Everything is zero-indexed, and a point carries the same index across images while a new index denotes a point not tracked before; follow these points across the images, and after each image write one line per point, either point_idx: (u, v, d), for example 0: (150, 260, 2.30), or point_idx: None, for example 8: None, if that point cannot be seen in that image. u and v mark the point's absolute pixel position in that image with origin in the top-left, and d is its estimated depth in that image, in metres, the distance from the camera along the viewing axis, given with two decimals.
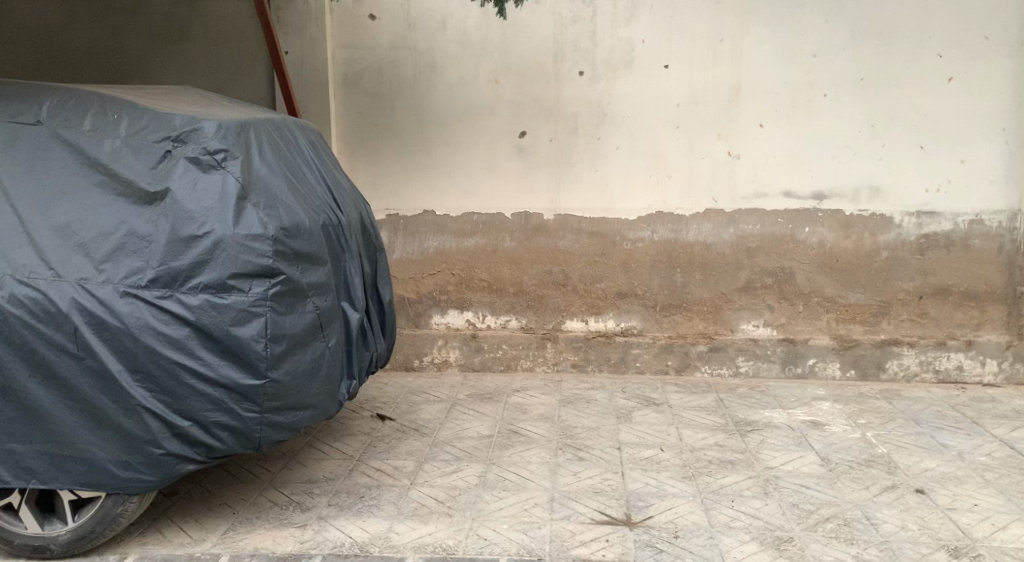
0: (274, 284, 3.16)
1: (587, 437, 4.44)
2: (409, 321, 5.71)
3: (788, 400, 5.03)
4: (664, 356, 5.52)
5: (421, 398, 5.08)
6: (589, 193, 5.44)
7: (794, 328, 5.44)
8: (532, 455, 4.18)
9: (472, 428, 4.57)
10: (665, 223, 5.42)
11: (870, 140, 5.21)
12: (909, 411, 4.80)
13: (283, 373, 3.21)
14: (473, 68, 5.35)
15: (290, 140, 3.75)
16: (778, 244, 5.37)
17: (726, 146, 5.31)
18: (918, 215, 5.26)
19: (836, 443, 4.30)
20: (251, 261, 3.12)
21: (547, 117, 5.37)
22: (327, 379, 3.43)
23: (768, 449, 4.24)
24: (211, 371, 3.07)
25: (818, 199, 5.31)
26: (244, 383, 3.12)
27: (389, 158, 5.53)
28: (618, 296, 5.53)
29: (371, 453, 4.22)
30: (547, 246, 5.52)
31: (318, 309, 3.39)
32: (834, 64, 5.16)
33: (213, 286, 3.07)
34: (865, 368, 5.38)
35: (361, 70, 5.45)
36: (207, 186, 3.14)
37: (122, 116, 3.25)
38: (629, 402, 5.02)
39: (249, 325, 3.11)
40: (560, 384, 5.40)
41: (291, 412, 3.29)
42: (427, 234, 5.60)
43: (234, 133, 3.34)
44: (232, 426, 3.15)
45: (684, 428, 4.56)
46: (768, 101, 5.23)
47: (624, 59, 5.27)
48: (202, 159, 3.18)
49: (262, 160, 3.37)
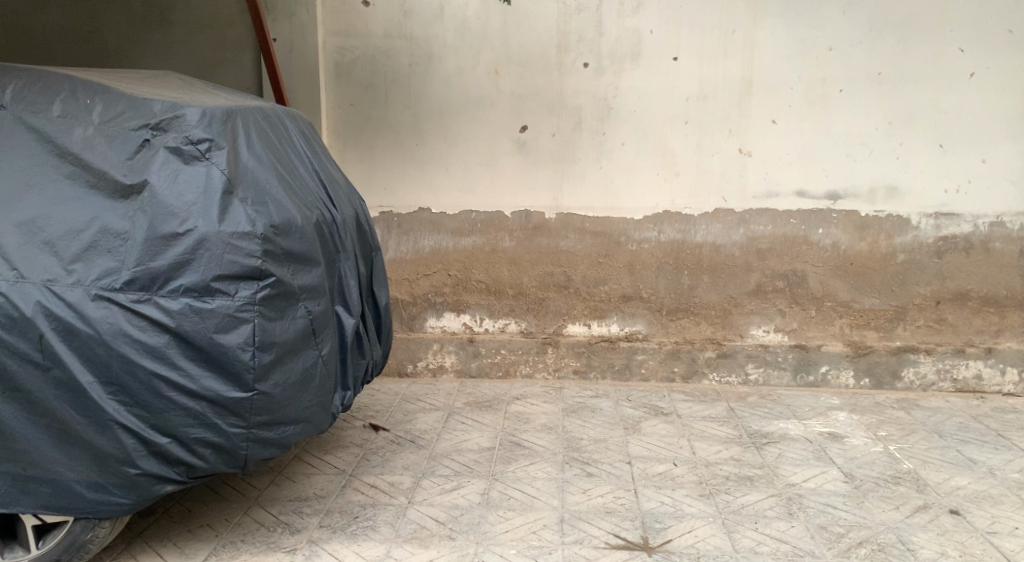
0: (262, 287, 2.90)
1: (594, 450, 4.18)
2: (403, 324, 5.43)
3: (802, 410, 4.79)
4: (670, 362, 5.26)
5: (416, 406, 4.81)
6: (593, 191, 5.17)
7: (806, 334, 5.21)
8: (537, 470, 3.92)
9: (471, 439, 4.30)
10: (673, 224, 5.17)
11: (887, 137, 4.98)
12: (930, 423, 4.57)
13: (272, 385, 2.93)
14: (473, 59, 5.08)
15: (281, 129, 3.47)
16: (790, 246, 5.13)
17: (737, 143, 5.06)
18: (937, 216, 5.03)
19: (859, 457, 4.06)
20: (237, 261, 2.85)
21: (549, 111, 5.10)
22: (321, 391, 3.15)
23: (787, 464, 4.00)
24: (192, 383, 2.79)
25: (833, 199, 5.07)
26: (230, 396, 2.85)
27: (383, 151, 5.24)
28: (623, 299, 5.27)
29: (364, 467, 3.94)
30: (549, 247, 5.26)
31: (311, 314, 3.12)
32: (852, 57, 4.92)
33: (195, 289, 2.80)
34: (880, 376, 5.14)
35: (354, 59, 5.16)
36: (189, 178, 2.87)
37: (96, 101, 2.95)
38: (636, 412, 4.76)
39: (235, 332, 2.84)
40: (561, 391, 5.13)
41: (280, 427, 3.01)
42: (422, 232, 5.32)
43: (220, 121, 3.06)
44: (216, 442, 2.86)
45: (695, 440, 4.32)
46: (782, 95, 4.98)
47: (631, 50, 5.00)
48: (184, 149, 2.90)
49: (250, 151, 3.10)
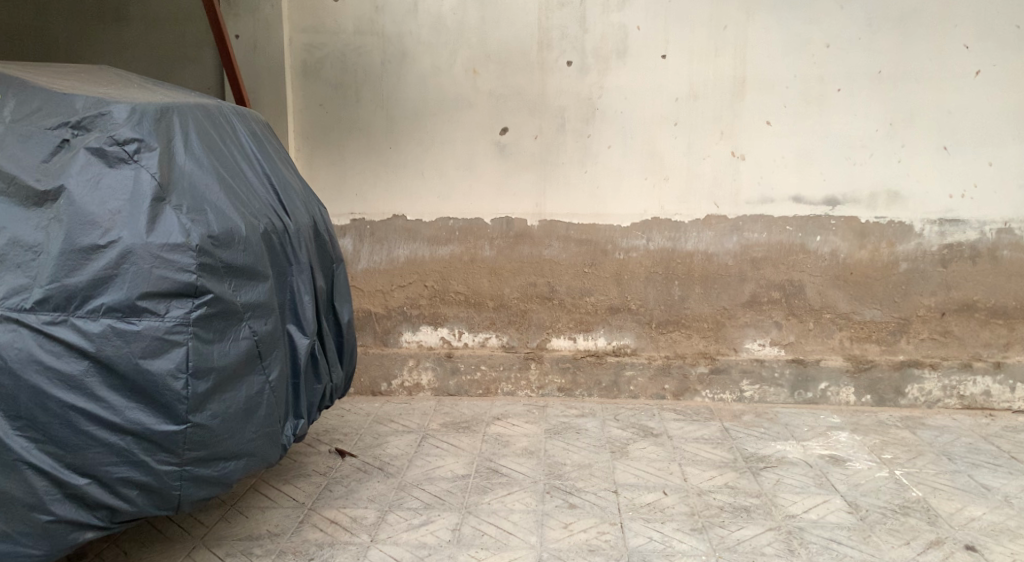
0: (198, 306, 2.61)
1: (577, 477, 3.85)
2: (376, 339, 5.09)
3: (801, 430, 4.48)
4: (660, 379, 4.95)
5: (387, 429, 4.48)
6: (578, 197, 4.86)
7: (803, 347, 4.90)
8: (514, 501, 3.60)
9: (445, 466, 3.97)
10: (662, 231, 4.86)
11: (888, 139, 4.69)
12: (938, 444, 4.27)
13: (208, 416, 2.63)
14: (449, 57, 4.76)
15: (227, 129, 3.15)
16: (786, 255, 4.83)
17: (729, 145, 4.76)
18: (941, 222, 4.74)
19: (863, 484, 3.74)
20: (168, 276, 2.56)
21: (531, 112, 4.79)
22: (267, 421, 2.85)
23: (786, 492, 3.68)
24: (116, 415, 2.47)
25: (831, 205, 4.77)
26: (160, 430, 2.54)
27: (354, 155, 4.91)
28: (610, 311, 4.96)
29: (325, 499, 3.61)
30: (531, 255, 4.94)
31: (256, 334, 2.82)
32: (850, 55, 4.63)
33: (120, 309, 2.49)
34: (882, 393, 4.84)
35: (323, 57, 4.83)
36: (114, 184, 2.57)
37: (7, 97, 2.62)
38: (624, 433, 4.44)
39: (166, 356, 2.54)
40: (545, 410, 4.81)
41: (219, 463, 2.70)
42: (396, 241, 4.99)
43: (153, 120, 2.76)
44: (144, 483, 2.54)
45: (687, 465, 4.00)
46: (777, 95, 4.68)
47: (617, 47, 4.70)
48: (108, 151, 2.60)
49: (188, 153, 2.80)
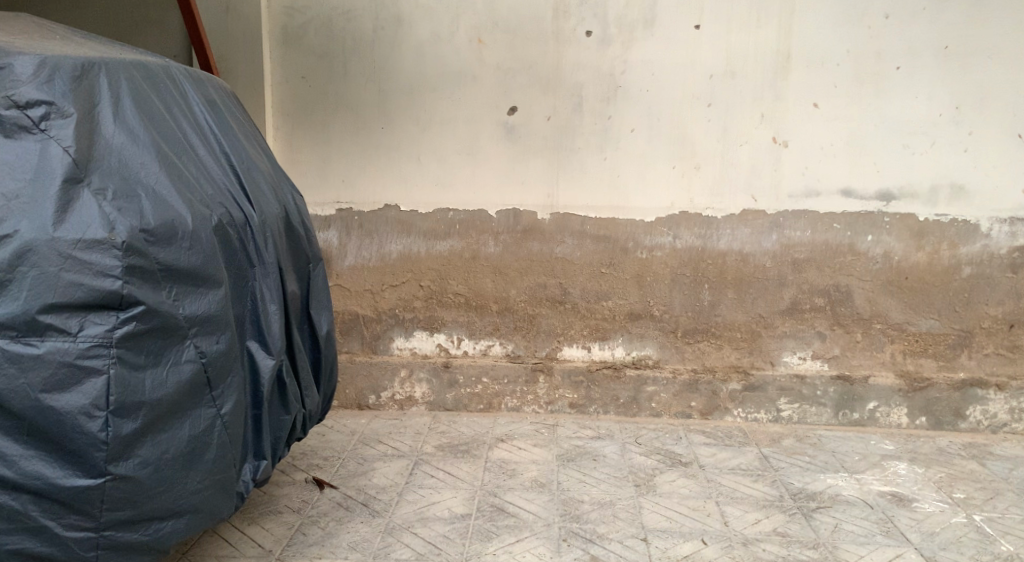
0: (124, 322, 2.00)
1: (598, 519, 3.25)
2: (363, 345, 4.47)
3: (851, 460, 3.88)
4: (686, 396, 4.34)
5: (375, 452, 3.87)
6: (595, 187, 4.24)
7: (850, 362, 4.29)
8: (525, 552, 3.01)
9: (442, 503, 3.36)
10: (691, 228, 4.24)
11: (952, 126, 4.07)
12: (1014, 479, 3.69)
13: (136, 466, 2.02)
14: (450, 24, 4.13)
15: (175, 94, 2.52)
16: (832, 256, 4.22)
17: (770, 130, 4.14)
18: (1013, 221, 4.12)
19: (940, 534, 3.17)
20: (82, 282, 1.94)
21: (543, 89, 4.17)
22: (218, 466, 2.24)
23: (848, 542, 3.11)
24: (5, 468, 1.87)
25: (884, 200, 4.16)
26: (69, 486, 1.93)
27: (340, 136, 4.28)
28: (629, 318, 4.34)
29: (297, 547, 3.02)
30: (542, 253, 4.31)
31: (204, 356, 2.20)
32: (912, 27, 4.00)
33: (14, 327, 1.88)
34: (940, 415, 4.24)
35: (306, 22, 4.20)
36: (11, 158, 1.95)
37: None
38: (648, 460, 3.83)
39: (78, 389, 1.92)
40: (555, 430, 4.19)
41: (152, 524, 2.08)
42: (388, 235, 4.36)
43: (71, 78, 2.13)
44: (46, 555, 1.93)
45: (726, 504, 3.40)
46: (827, 73, 4.07)
47: (643, 16, 4.07)
48: (4, 116, 1.97)
49: (118, 123, 2.18)
